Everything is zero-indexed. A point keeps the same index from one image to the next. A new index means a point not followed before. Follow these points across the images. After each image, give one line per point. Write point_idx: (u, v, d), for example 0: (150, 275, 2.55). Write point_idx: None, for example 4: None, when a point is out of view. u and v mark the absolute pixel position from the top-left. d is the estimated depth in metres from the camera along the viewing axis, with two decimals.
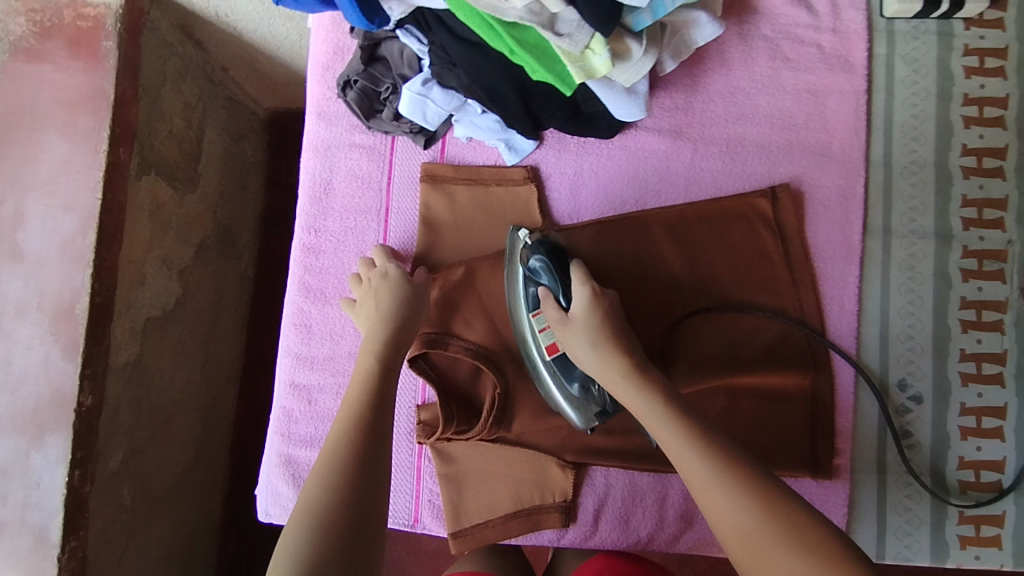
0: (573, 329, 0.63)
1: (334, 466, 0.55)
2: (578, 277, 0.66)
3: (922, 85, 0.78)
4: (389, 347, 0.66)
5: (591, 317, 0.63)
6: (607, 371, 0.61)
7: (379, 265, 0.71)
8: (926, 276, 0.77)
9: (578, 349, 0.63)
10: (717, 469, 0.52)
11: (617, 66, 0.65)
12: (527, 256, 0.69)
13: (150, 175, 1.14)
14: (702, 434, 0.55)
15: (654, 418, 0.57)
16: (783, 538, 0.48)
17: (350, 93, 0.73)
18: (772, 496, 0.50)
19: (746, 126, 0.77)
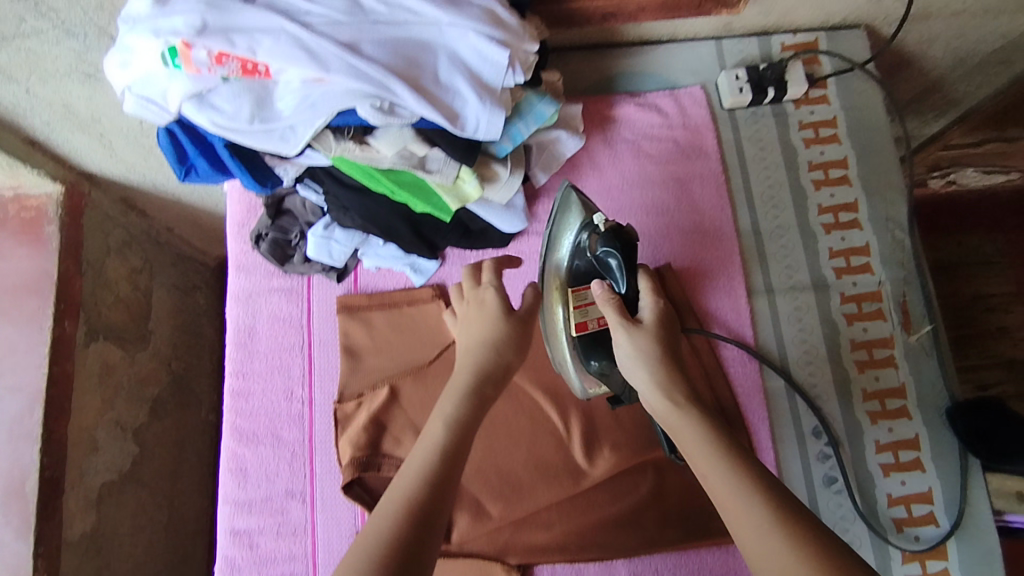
0: (637, 336, 0.59)
1: (391, 512, 0.50)
2: (647, 287, 0.63)
3: (771, 159, 0.89)
4: (474, 387, 0.60)
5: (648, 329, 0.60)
6: (659, 392, 0.58)
7: (484, 284, 0.66)
8: (814, 325, 0.83)
9: (626, 352, 0.59)
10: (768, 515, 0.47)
11: (488, 187, 0.73)
12: (593, 243, 0.63)
13: (98, 342, 1.19)
14: (754, 480, 0.50)
15: (702, 452, 0.53)
16: None
17: (263, 245, 0.80)
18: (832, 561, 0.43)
19: (624, 218, 0.87)
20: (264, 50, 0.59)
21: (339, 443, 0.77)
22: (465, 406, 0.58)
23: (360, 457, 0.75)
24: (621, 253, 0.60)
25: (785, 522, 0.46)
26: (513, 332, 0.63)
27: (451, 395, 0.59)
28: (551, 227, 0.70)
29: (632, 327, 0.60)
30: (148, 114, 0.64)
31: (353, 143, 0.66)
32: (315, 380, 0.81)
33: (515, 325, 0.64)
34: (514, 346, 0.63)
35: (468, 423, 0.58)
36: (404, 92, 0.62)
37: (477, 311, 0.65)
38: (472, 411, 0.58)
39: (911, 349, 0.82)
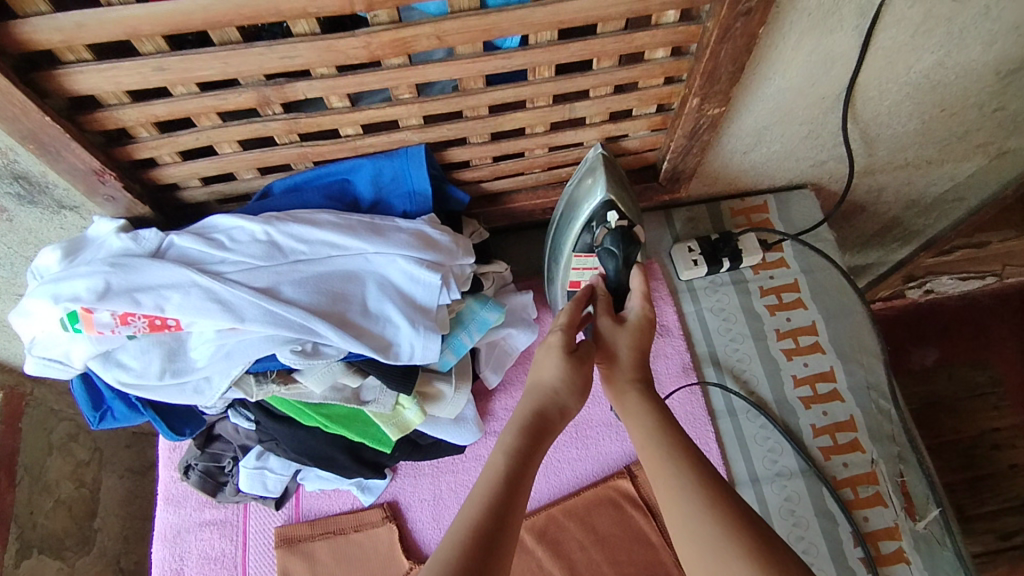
0: (620, 331, 0.58)
1: (445, 555, 0.42)
2: (639, 289, 0.60)
3: (737, 329, 0.86)
4: (534, 420, 0.52)
5: (631, 331, 0.58)
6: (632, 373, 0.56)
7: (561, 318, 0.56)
8: (809, 518, 0.75)
9: (602, 343, 0.58)
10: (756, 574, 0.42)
11: (432, 407, 0.69)
12: (601, 236, 0.67)
13: (31, 557, 1.09)
14: (745, 530, 0.45)
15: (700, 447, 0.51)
16: None
17: (191, 476, 0.73)
18: None
19: (590, 408, 0.80)
20: (173, 305, 0.56)
21: None
22: (528, 439, 0.50)
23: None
24: (621, 254, 0.63)
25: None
26: (576, 369, 0.53)
27: (510, 428, 0.51)
28: (572, 188, 0.71)
29: (614, 326, 0.58)
30: (51, 373, 0.59)
31: (276, 385, 0.61)
32: None
33: (580, 360, 0.54)
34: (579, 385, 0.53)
35: (532, 458, 0.49)
36: (326, 331, 0.58)
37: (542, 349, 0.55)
38: (536, 446, 0.50)
39: (921, 538, 0.74)
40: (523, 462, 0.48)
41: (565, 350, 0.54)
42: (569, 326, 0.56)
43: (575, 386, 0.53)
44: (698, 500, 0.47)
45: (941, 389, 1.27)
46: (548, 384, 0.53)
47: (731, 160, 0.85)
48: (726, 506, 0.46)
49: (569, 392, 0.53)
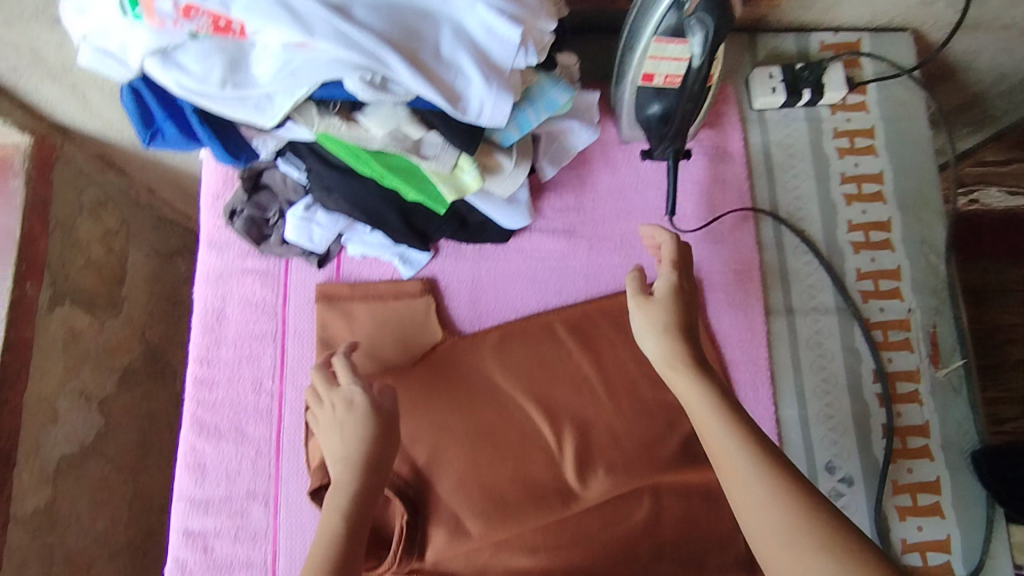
0: (653, 308, 0.64)
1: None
2: (668, 255, 0.67)
3: (802, 166, 0.82)
4: (364, 485, 0.58)
5: (666, 335, 0.62)
6: (669, 359, 0.62)
7: (343, 389, 0.61)
8: (835, 352, 0.77)
9: (638, 322, 0.65)
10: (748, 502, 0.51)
11: (489, 179, 0.66)
12: (692, 8, 0.59)
13: (64, 306, 1.13)
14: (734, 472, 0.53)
15: (706, 412, 0.57)
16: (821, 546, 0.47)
17: (236, 221, 0.73)
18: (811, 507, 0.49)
19: (638, 221, 0.79)
20: (239, 6, 0.51)
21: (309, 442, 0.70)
22: (356, 504, 0.57)
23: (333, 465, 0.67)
24: (713, 26, 0.60)
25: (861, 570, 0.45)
26: (379, 432, 0.60)
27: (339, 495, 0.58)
28: None
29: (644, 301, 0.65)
30: (106, 67, 0.56)
31: (338, 120, 0.59)
32: (287, 372, 0.74)
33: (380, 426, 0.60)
34: (385, 444, 0.60)
35: (364, 520, 0.57)
36: (398, 67, 0.54)
37: (337, 420, 0.61)
38: (367, 511, 0.57)
39: (938, 385, 0.76)
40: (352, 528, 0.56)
41: (363, 420, 0.60)
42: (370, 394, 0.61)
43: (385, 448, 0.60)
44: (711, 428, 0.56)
45: (975, 282, 1.26)
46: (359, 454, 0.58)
47: None
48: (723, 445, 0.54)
49: (383, 453, 0.60)
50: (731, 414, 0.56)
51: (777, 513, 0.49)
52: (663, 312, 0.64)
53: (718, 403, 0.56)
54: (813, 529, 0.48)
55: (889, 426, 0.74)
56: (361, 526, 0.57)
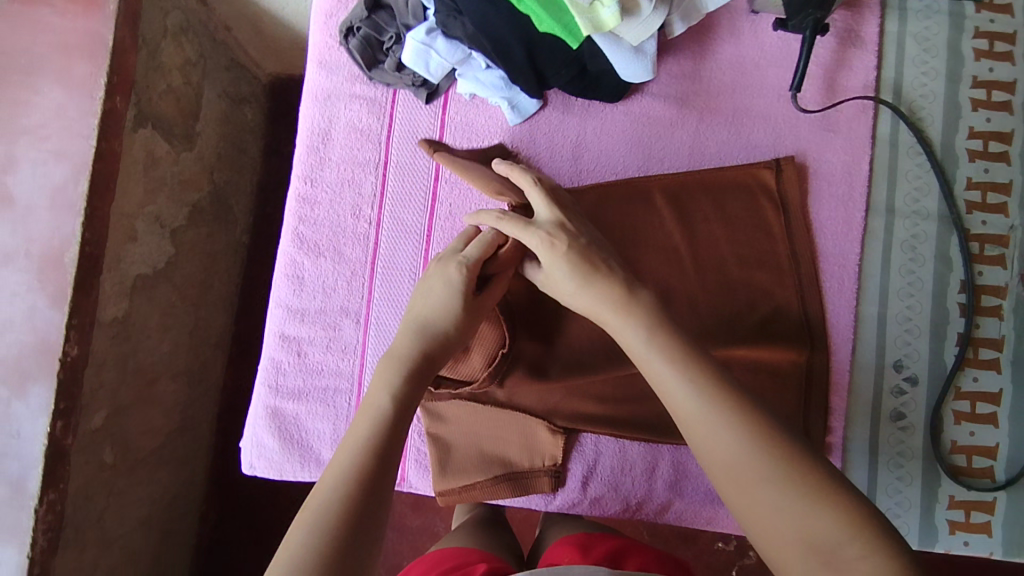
0: (551, 270, 0.59)
1: (329, 506, 0.45)
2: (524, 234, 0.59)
3: (933, 64, 0.78)
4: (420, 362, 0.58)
5: (579, 283, 0.57)
6: (594, 300, 0.56)
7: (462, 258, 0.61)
8: (926, 257, 0.77)
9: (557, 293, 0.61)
10: (698, 437, 0.48)
11: (624, 21, 0.64)
12: None
13: (147, 128, 1.11)
14: (677, 407, 0.49)
15: (638, 345, 0.52)
16: (765, 466, 0.44)
17: (353, 40, 0.72)
18: (756, 426, 0.46)
19: (753, 99, 0.77)
20: None
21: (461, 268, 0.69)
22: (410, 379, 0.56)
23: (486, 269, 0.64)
24: None
25: (814, 496, 0.43)
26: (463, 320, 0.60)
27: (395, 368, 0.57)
28: None
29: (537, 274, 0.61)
30: None
31: None
32: (387, 202, 0.74)
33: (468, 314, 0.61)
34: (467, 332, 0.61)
35: (412, 403, 0.56)
36: None
37: (441, 278, 0.61)
38: (420, 384, 0.57)
39: (1023, 303, 0.76)
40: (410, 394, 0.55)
41: (458, 291, 0.60)
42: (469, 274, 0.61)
43: (464, 333, 0.61)
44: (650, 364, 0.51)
45: None
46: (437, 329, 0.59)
47: None
48: (660, 378, 0.51)
49: (458, 337, 0.60)
50: (662, 342, 0.51)
51: (724, 445, 0.46)
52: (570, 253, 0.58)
53: (648, 333, 0.52)
54: (759, 460, 0.45)
55: (966, 335, 0.75)
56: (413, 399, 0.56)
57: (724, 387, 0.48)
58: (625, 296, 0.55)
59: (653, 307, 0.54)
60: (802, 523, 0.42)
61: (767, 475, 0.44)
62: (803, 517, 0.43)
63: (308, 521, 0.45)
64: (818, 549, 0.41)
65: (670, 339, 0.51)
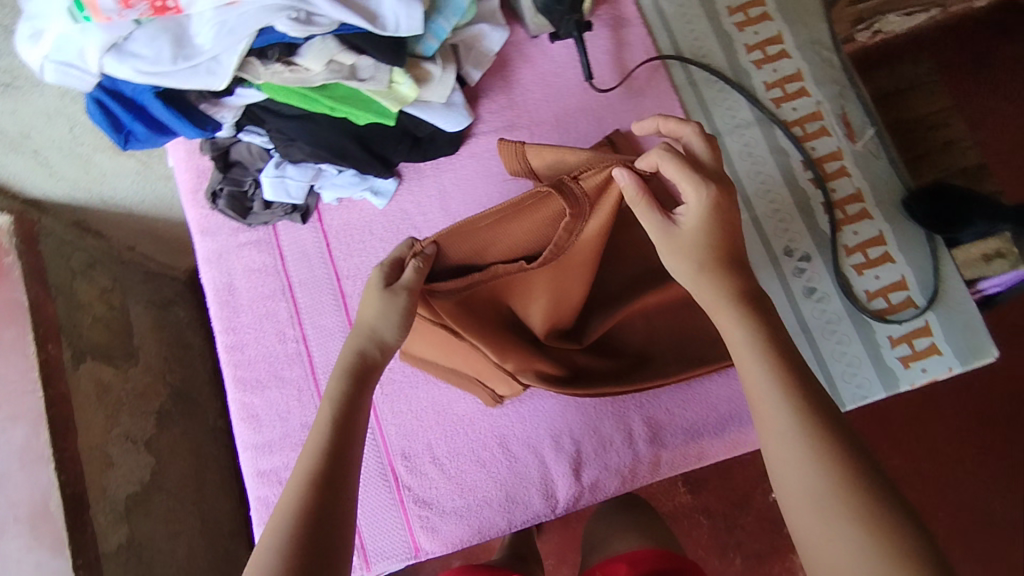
0: (682, 238, 0.60)
1: (287, 519, 0.52)
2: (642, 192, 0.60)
3: (691, 12, 0.92)
4: (358, 364, 0.62)
5: (705, 265, 0.60)
6: (710, 298, 0.60)
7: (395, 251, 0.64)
8: (764, 156, 0.87)
9: (666, 252, 0.61)
10: (792, 451, 0.52)
11: (424, 88, 0.75)
12: None
13: (87, 361, 1.13)
14: (777, 425, 0.53)
15: (752, 359, 0.56)
16: (845, 503, 0.49)
17: (220, 201, 0.82)
18: (846, 464, 0.50)
19: (566, 99, 0.89)
20: None
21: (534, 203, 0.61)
22: (352, 384, 0.60)
23: (501, 240, 0.64)
24: None
25: (886, 538, 0.47)
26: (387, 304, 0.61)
27: (336, 375, 0.61)
28: None
29: (664, 230, 0.61)
30: (71, 80, 0.64)
31: (280, 65, 0.67)
32: (305, 316, 0.82)
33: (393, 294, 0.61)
34: (388, 316, 0.62)
35: (355, 406, 0.59)
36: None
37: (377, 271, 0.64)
38: (360, 389, 0.61)
39: (859, 156, 0.86)
40: (350, 404, 0.59)
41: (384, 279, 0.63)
42: (441, 236, 0.61)
43: (385, 319, 0.61)
44: (761, 378, 0.55)
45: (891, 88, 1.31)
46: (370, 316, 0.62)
47: None
48: (777, 388, 0.54)
49: (379, 324, 0.62)
50: (776, 365, 0.55)
51: (812, 470, 0.50)
52: (700, 232, 0.60)
53: (764, 354, 0.56)
54: (844, 494, 0.49)
55: (827, 201, 0.85)
56: (358, 407, 0.60)
57: (830, 436, 0.51)
58: (744, 312, 0.58)
59: (769, 329, 0.57)
60: (866, 561, 0.47)
61: (846, 516, 0.48)
62: (864, 549, 0.47)
63: (273, 535, 0.52)
64: None
65: (786, 368, 0.55)
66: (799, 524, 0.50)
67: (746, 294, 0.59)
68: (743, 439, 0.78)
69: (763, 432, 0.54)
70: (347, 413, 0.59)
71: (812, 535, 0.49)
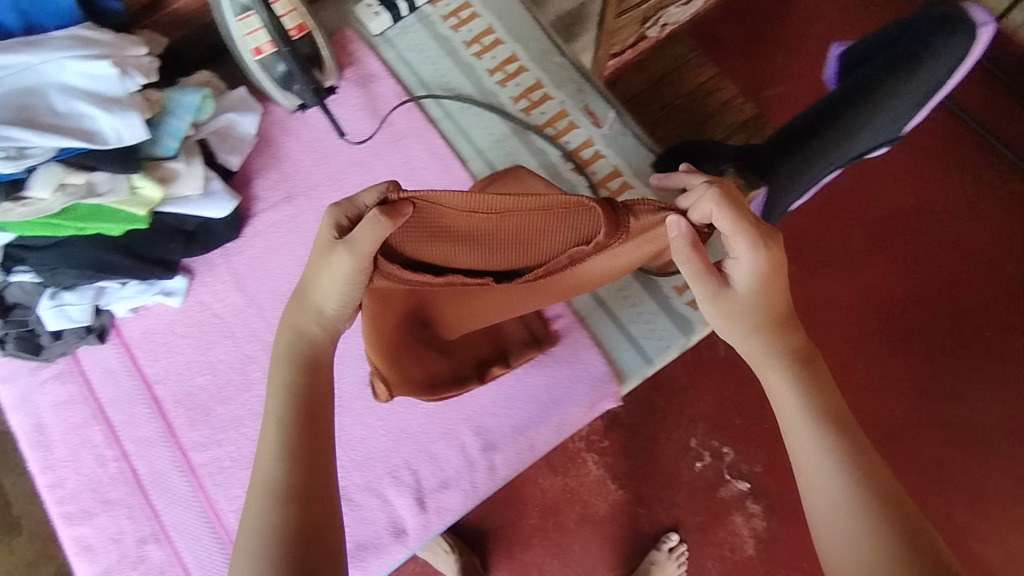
0: (734, 300, 0.64)
1: (270, 514, 0.55)
2: (692, 251, 0.61)
3: (432, 54, 1.00)
4: (305, 358, 0.62)
5: (765, 333, 0.65)
6: (762, 356, 0.65)
7: (356, 210, 0.57)
8: (527, 161, 0.94)
9: (713, 313, 0.65)
10: (839, 504, 0.57)
11: (172, 185, 0.78)
12: None
13: None
14: (826, 479, 0.59)
15: (805, 418, 0.62)
16: (885, 555, 0.54)
17: (7, 345, 0.81)
18: (890, 524, 0.55)
19: (335, 158, 0.94)
20: None
21: (579, 210, 0.58)
22: (302, 376, 0.61)
23: (493, 238, 0.60)
24: None
25: None
26: (326, 258, 0.57)
27: (285, 365, 0.61)
28: None
29: (720, 291, 0.64)
30: None
31: (10, 203, 0.69)
32: (122, 435, 0.84)
33: (339, 256, 0.55)
34: (327, 282, 0.57)
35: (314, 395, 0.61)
36: (24, 134, 0.65)
37: (328, 227, 0.57)
38: (315, 377, 0.61)
39: (609, 138, 0.95)
40: (308, 388, 0.60)
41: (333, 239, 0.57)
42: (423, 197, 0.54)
43: (318, 277, 0.58)
44: (813, 435, 0.61)
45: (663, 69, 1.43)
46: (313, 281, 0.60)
47: None
48: (831, 443, 0.60)
49: (320, 280, 0.58)
50: (828, 425, 0.61)
51: (852, 520, 0.56)
52: (755, 295, 0.63)
53: (815, 415, 0.62)
54: (884, 546, 0.54)
55: (590, 184, 0.93)
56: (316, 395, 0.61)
57: (876, 499, 0.57)
58: (792, 370, 0.64)
59: (817, 389, 0.63)
60: None
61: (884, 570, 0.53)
62: None
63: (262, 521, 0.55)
64: None
65: (833, 425, 0.61)
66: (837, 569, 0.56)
67: (791, 353, 0.65)
68: (565, 420, 0.83)
69: (806, 485, 0.60)
70: (308, 402, 0.60)
71: None
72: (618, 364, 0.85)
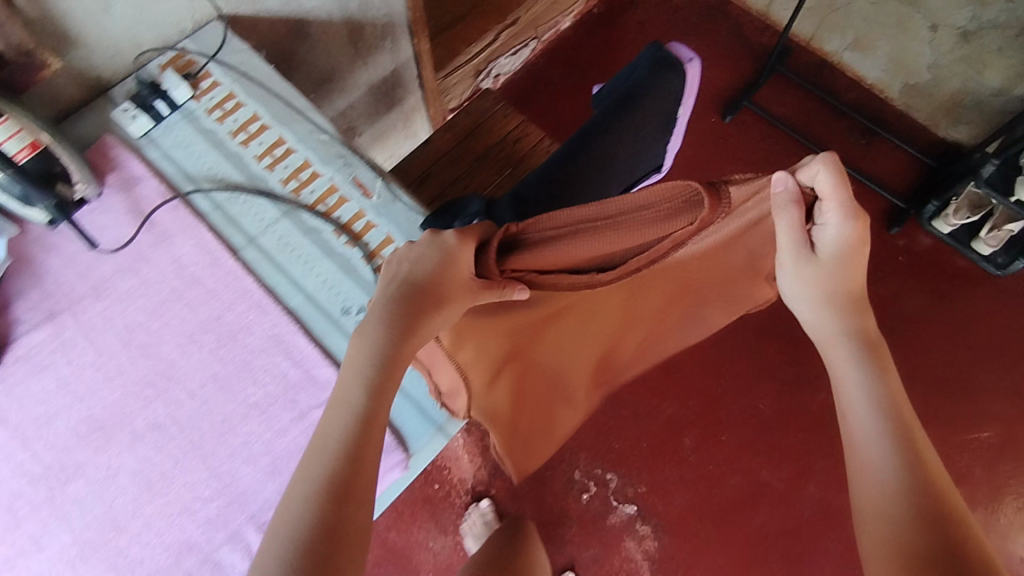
0: (821, 270, 0.81)
1: (313, 484, 0.68)
2: (789, 219, 0.77)
3: (197, 149, 1.01)
4: (378, 358, 0.74)
5: (832, 306, 0.84)
6: (833, 337, 0.85)
7: (454, 254, 0.77)
8: (298, 241, 0.94)
9: (792, 271, 0.84)
10: (878, 458, 0.76)
11: None
12: None
13: None
14: (875, 437, 0.77)
15: (865, 393, 0.80)
16: (904, 494, 0.72)
17: None
18: (913, 476, 0.73)
19: (100, 268, 0.92)
20: None
21: (675, 202, 0.75)
22: (374, 378, 0.73)
23: (602, 241, 0.76)
24: None
25: (917, 520, 0.70)
26: (453, 282, 0.77)
27: (367, 362, 0.74)
28: None
29: (807, 256, 0.81)
30: None
31: None
32: None
33: (461, 287, 0.77)
34: (434, 300, 0.76)
35: (383, 389, 0.74)
36: None
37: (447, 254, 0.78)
38: (386, 379, 0.74)
39: (379, 206, 0.97)
40: (377, 392, 0.73)
41: (456, 265, 0.77)
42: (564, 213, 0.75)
43: (434, 298, 0.76)
44: (870, 406, 0.79)
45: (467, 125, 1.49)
46: (421, 288, 0.76)
47: (100, 22, 0.96)
48: (887, 412, 0.78)
49: (426, 301, 0.76)
50: (887, 404, 0.78)
51: (882, 467, 0.75)
52: (834, 257, 0.80)
53: (876, 394, 0.80)
54: (905, 492, 0.72)
55: (364, 255, 0.93)
56: (383, 392, 0.73)
57: (914, 465, 0.74)
58: (855, 348, 0.83)
59: (878, 370, 0.81)
60: (899, 532, 0.70)
61: (895, 508, 0.71)
62: (903, 526, 0.70)
63: (303, 489, 0.69)
64: (900, 545, 0.69)
65: (884, 400, 0.79)
66: (861, 501, 0.76)
67: (860, 335, 0.83)
68: None
69: (850, 446, 0.80)
70: (376, 398, 0.73)
71: (863, 508, 0.75)
72: (403, 431, 0.86)
